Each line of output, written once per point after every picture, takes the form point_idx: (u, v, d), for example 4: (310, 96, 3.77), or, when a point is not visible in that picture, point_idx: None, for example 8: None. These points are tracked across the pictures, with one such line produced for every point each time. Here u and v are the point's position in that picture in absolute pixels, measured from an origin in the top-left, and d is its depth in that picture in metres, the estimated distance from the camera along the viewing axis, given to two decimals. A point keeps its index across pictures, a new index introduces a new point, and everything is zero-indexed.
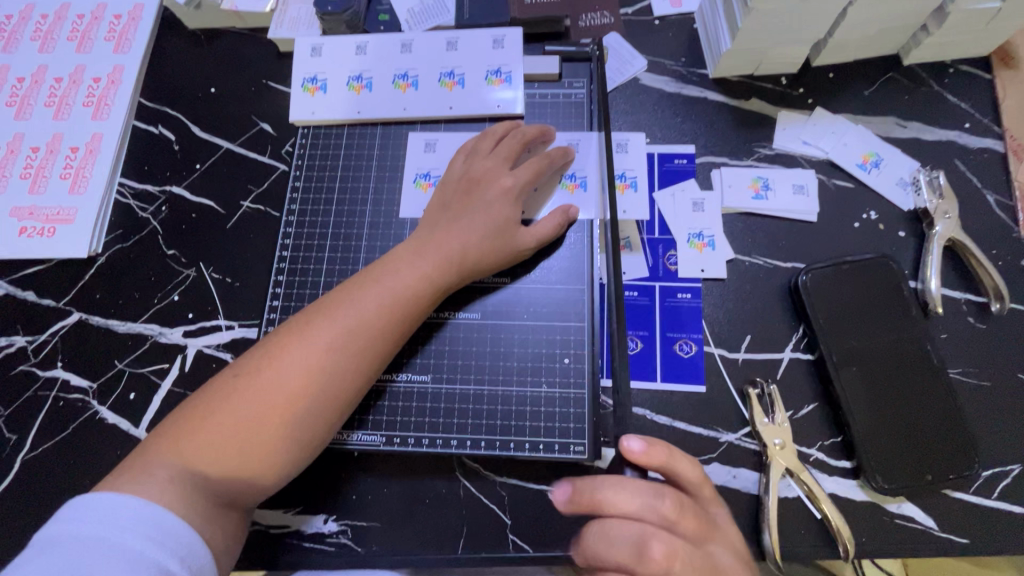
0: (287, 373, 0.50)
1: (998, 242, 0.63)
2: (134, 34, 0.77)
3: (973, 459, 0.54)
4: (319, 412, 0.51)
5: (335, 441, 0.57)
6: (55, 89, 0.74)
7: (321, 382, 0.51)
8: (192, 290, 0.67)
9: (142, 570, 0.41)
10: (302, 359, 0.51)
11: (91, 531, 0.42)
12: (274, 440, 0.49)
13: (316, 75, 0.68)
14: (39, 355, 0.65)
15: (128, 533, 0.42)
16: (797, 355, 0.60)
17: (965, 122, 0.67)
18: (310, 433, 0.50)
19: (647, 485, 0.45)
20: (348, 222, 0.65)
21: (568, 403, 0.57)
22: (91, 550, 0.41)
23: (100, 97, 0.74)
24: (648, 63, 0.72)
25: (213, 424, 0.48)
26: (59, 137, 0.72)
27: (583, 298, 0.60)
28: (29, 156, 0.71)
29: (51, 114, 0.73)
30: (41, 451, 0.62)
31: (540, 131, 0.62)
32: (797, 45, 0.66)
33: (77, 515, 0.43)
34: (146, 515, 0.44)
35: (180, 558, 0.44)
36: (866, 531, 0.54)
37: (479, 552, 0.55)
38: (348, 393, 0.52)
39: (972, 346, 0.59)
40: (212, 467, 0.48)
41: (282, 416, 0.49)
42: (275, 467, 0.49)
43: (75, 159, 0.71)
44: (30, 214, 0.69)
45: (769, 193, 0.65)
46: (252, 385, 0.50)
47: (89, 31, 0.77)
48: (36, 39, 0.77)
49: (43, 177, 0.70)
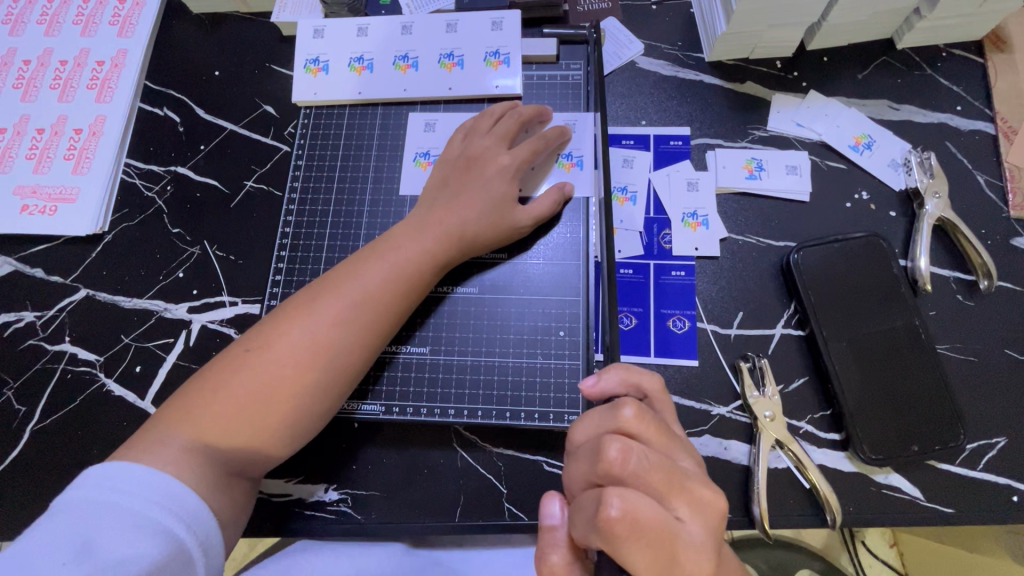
0: (294, 344, 0.51)
1: (987, 222, 0.64)
2: (138, 18, 0.78)
3: (959, 431, 0.55)
4: (326, 382, 0.52)
5: (340, 412, 0.58)
6: (61, 72, 0.75)
7: (329, 353, 0.52)
8: (196, 267, 0.68)
9: (151, 533, 0.42)
10: (309, 331, 0.52)
11: (101, 495, 0.43)
12: (283, 408, 0.50)
13: (318, 57, 0.69)
14: (47, 330, 0.67)
15: (137, 498, 0.43)
16: (788, 331, 0.61)
17: (956, 105, 0.68)
18: (317, 402, 0.52)
19: (607, 406, 0.45)
20: (349, 201, 0.66)
21: (563, 375, 0.58)
22: (100, 513, 0.42)
23: (103, 80, 0.75)
24: (645, 47, 0.73)
25: (223, 393, 0.50)
26: (64, 119, 0.73)
27: (579, 273, 0.62)
28: (34, 137, 0.72)
29: (56, 96, 0.74)
30: (50, 422, 0.63)
31: (537, 111, 0.63)
32: (791, 29, 0.67)
33: (87, 480, 0.44)
34: (155, 481, 0.45)
35: (186, 523, 0.45)
36: (853, 502, 0.56)
37: (475, 519, 0.56)
38: (353, 364, 0.53)
39: (960, 323, 0.60)
40: (223, 433, 0.49)
41: (290, 385, 0.51)
42: (282, 434, 0.51)
43: (78, 140, 0.72)
44: (33, 193, 0.70)
45: (762, 173, 0.66)
46: (260, 356, 0.51)
47: (94, 15, 0.78)
48: (42, 22, 0.78)
49: (47, 158, 0.72)
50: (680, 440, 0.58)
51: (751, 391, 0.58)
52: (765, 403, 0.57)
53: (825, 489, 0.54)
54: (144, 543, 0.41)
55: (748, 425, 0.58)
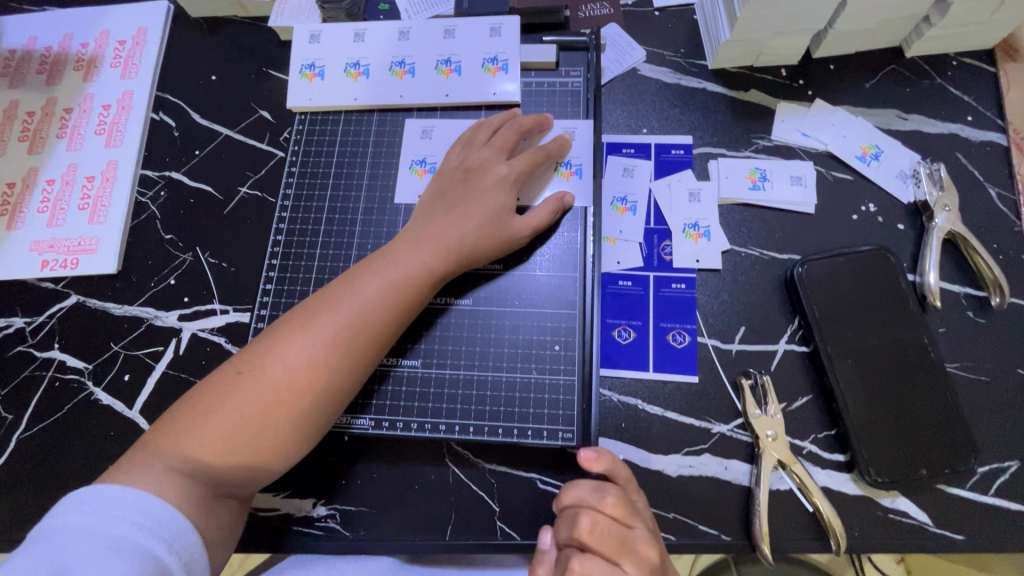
0: (289, 366, 0.50)
1: (999, 236, 0.62)
2: (140, 58, 0.77)
3: (969, 454, 0.53)
4: (323, 405, 0.51)
5: (337, 426, 0.58)
6: (67, 121, 0.74)
7: (323, 373, 0.51)
8: (188, 275, 0.67)
9: (131, 554, 0.41)
10: (305, 351, 0.51)
11: (82, 520, 0.42)
12: (281, 433, 0.49)
13: (314, 63, 0.68)
14: (37, 336, 0.66)
15: (119, 520, 0.43)
16: (791, 347, 0.59)
17: (967, 115, 0.67)
18: (314, 424, 0.51)
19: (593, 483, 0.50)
20: (343, 208, 0.65)
21: (559, 390, 0.57)
22: (80, 537, 0.41)
23: (111, 124, 0.73)
24: (647, 54, 0.72)
25: (217, 417, 0.48)
26: (74, 167, 0.71)
27: (576, 285, 0.60)
28: (45, 189, 0.71)
29: (64, 145, 0.73)
30: (36, 430, 0.62)
31: (537, 121, 0.62)
32: (796, 37, 0.65)
33: (70, 506, 0.43)
34: (140, 502, 0.44)
35: (168, 543, 0.44)
36: (859, 526, 0.54)
37: (467, 538, 0.55)
38: (350, 384, 0.52)
39: (972, 341, 0.58)
40: (216, 457, 0.48)
41: (288, 409, 0.49)
42: (270, 453, 0.49)
43: (92, 189, 0.70)
44: (51, 247, 0.68)
45: (766, 184, 0.65)
46: (254, 378, 0.50)
47: (95, 60, 0.77)
48: (43, 71, 0.76)
49: (61, 210, 0.70)
50: (678, 459, 0.56)
51: (753, 409, 0.56)
52: (768, 421, 0.55)
53: (829, 513, 0.52)
54: (123, 563, 0.40)
55: (749, 443, 0.56)
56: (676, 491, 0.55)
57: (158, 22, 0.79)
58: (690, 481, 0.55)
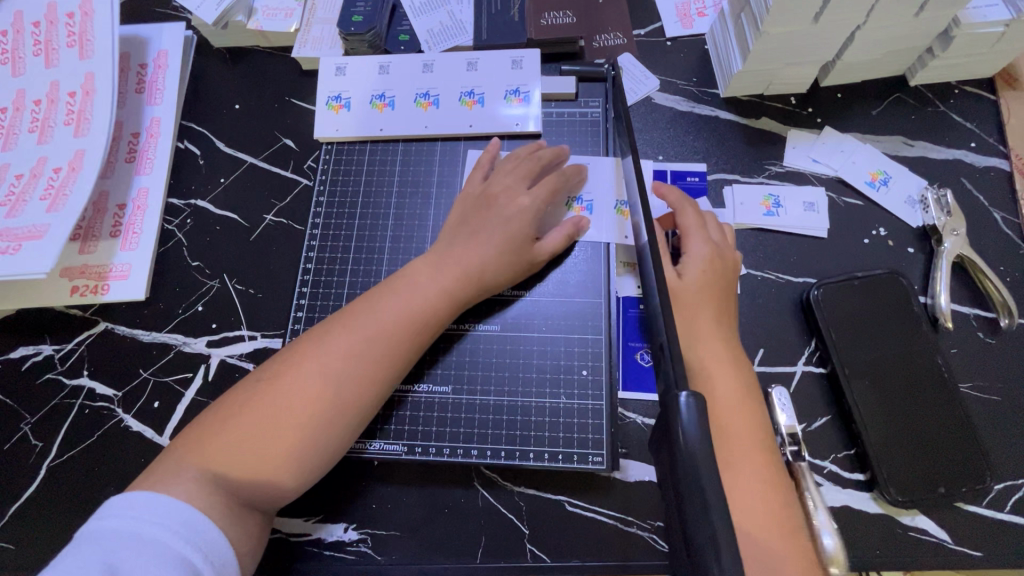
0: (304, 378, 0.51)
1: (1006, 259, 0.64)
2: (163, 83, 0.77)
3: (986, 472, 0.55)
4: (334, 419, 0.51)
5: (349, 451, 0.58)
6: (72, 105, 0.71)
7: (342, 391, 0.51)
8: (215, 301, 0.68)
9: (168, 563, 0.42)
10: (320, 365, 0.52)
11: (120, 524, 0.43)
12: (290, 443, 0.49)
13: (340, 94, 0.70)
14: (66, 363, 0.67)
15: (156, 527, 0.43)
16: (810, 368, 0.61)
17: (970, 142, 0.69)
18: (324, 439, 0.51)
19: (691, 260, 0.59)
20: (371, 236, 0.67)
21: (587, 415, 0.58)
22: (121, 542, 0.42)
23: (78, 112, 0.70)
24: (660, 83, 0.74)
25: (232, 425, 0.49)
26: (43, 160, 0.68)
27: (600, 311, 0.62)
28: (51, 177, 0.67)
29: (71, 131, 0.70)
30: (67, 458, 0.63)
31: (556, 153, 0.64)
32: (805, 68, 0.68)
33: (110, 510, 0.44)
34: (180, 513, 0.45)
35: (204, 553, 0.44)
36: (880, 543, 0.55)
37: (499, 561, 0.56)
38: (361, 401, 0.52)
39: (983, 361, 0.60)
40: (229, 467, 0.48)
41: (298, 420, 0.50)
42: (290, 471, 0.49)
43: (57, 179, 0.67)
44: (0, 235, 0.64)
45: (780, 210, 0.67)
46: (272, 389, 0.51)
47: (85, 32, 0.73)
48: (39, 52, 0.74)
49: (24, 201, 0.66)
50: None
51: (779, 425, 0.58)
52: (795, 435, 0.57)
53: None
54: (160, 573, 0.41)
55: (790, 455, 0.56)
56: None
57: (179, 46, 0.78)
58: None
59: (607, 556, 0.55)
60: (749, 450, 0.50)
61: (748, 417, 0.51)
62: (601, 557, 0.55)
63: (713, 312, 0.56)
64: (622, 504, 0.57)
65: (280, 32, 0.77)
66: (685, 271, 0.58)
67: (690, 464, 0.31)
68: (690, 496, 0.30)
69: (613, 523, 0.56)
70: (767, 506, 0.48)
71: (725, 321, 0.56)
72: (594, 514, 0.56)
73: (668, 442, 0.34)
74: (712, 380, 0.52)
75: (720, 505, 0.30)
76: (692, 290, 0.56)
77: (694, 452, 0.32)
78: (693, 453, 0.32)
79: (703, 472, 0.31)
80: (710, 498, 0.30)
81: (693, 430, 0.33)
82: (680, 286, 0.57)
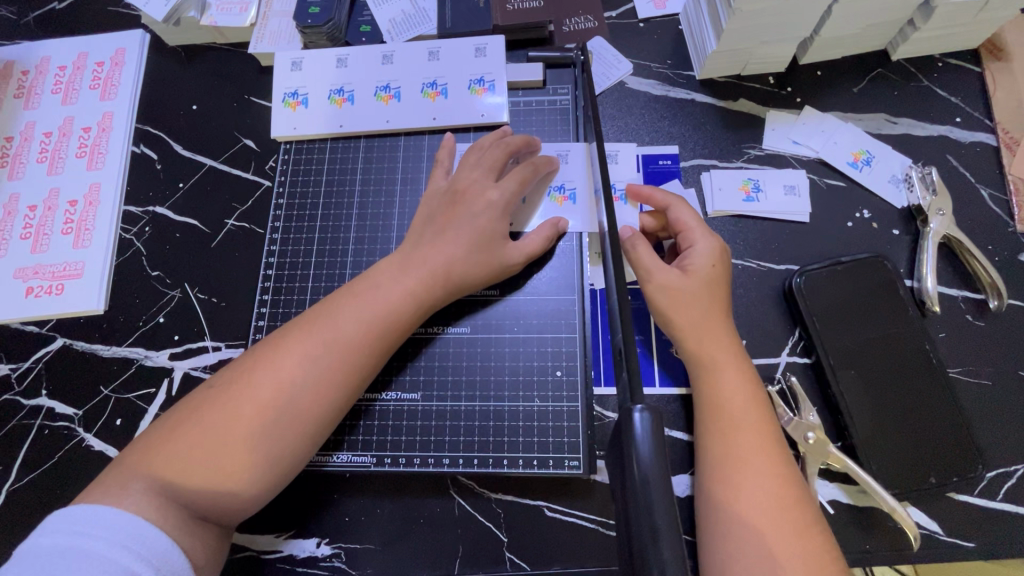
0: (260, 387, 0.49)
1: (994, 237, 0.62)
2: (119, 79, 0.75)
3: (977, 460, 0.53)
4: (290, 429, 0.49)
5: (313, 463, 0.56)
6: (46, 144, 0.72)
7: (297, 400, 0.49)
8: (177, 312, 0.66)
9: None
10: (276, 374, 0.49)
11: (64, 539, 0.41)
12: (244, 455, 0.47)
13: (297, 90, 0.67)
14: (23, 383, 0.64)
15: (102, 541, 0.41)
16: (793, 359, 0.59)
17: (955, 117, 0.67)
18: (277, 450, 0.48)
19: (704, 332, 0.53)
20: (333, 238, 0.64)
21: (562, 417, 0.56)
22: (65, 559, 0.40)
23: (54, 152, 0.72)
24: (633, 66, 0.71)
25: (183, 438, 0.47)
26: (56, 193, 0.70)
27: (574, 308, 0.60)
28: (27, 216, 0.69)
29: (45, 169, 0.71)
30: (27, 481, 0.60)
31: (525, 141, 0.61)
32: (782, 45, 0.65)
33: (53, 525, 0.42)
34: (128, 526, 0.43)
35: (154, 566, 0.42)
36: (871, 538, 0.53)
37: (476, 571, 0.54)
38: (320, 409, 0.50)
39: (972, 345, 0.58)
40: (181, 480, 0.46)
41: (252, 432, 0.48)
42: (245, 484, 0.47)
43: (35, 218, 0.69)
44: (36, 273, 0.67)
45: (760, 194, 0.64)
46: (225, 399, 0.49)
47: (72, 82, 0.75)
48: (20, 96, 0.75)
49: (44, 235, 0.68)
50: (687, 478, 0.55)
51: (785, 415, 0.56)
52: (805, 424, 0.55)
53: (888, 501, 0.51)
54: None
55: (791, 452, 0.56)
56: (685, 511, 0.54)
57: (136, 41, 0.77)
58: None
59: (590, 561, 0.53)
60: (756, 445, 0.48)
61: (758, 420, 0.50)
62: (583, 563, 0.53)
63: (715, 304, 0.54)
64: (602, 507, 0.55)
65: (235, 27, 0.74)
66: (689, 265, 0.55)
67: (641, 487, 0.30)
68: (638, 521, 0.30)
69: (593, 527, 0.54)
70: (774, 499, 0.46)
71: (727, 312, 0.55)
72: (574, 519, 0.54)
73: (621, 459, 0.32)
74: (719, 379, 0.51)
75: (672, 529, 0.29)
76: (696, 285, 0.54)
77: (647, 474, 0.31)
78: (644, 473, 0.31)
79: (654, 496, 0.30)
80: (659, 523, 0.29)
81: (646, 448, 0.31)
82: (683, 282, 0.54)
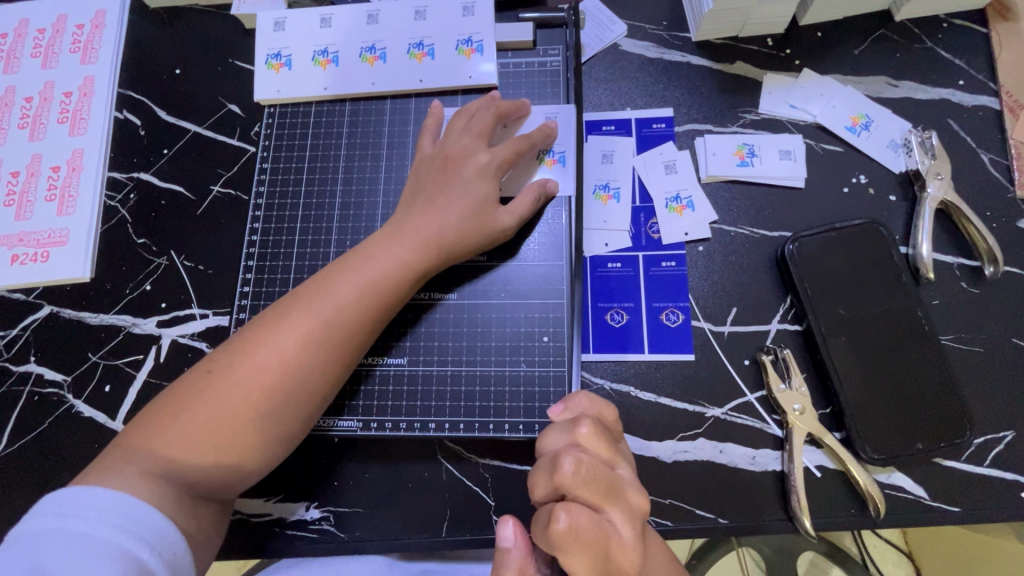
0: (253, 359, 0.48)
1: (992, 204, 0.61)
2: (99, 42, 0.74)
3: (965, 426, 0.53)
4: (282, 402, 0.49)
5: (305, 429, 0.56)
6: (27, 109, 0.71)
7: (291, 372, 0.49)
8: (164, 279, 0.65)
9: (109, 557, 0.40)
10: (267, 346, 0.49)
11: (55, 523, 0.41)
12: (234, 425, 0.47)
13: (280, 51, 0.65)
14: (11, 350, 0.64)
15: (94, 521, 0.41)
16: (784, 326, 0.58)
17: (959, 80, 0.65)
18: (268, 422, 0.48)
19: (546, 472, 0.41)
20: (319, 204, 0.63)
21: (548, 383, 0.56)
22: (55, 543, 0.40)
23: (35, 117, 0.70)
24: (628, 28, 0.69)
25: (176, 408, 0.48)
26: (39, 158, 0.69)
27: (562, 274, 0.59)
28: (10, 181, 0.68)
29: (26, 135, 0.70)
30: (17, 446, 0.61)
31: (515, 105, 0.59)
32: (780, 4, 0.63)
33: (42, 509, 0.42)
34: (119, 504, 0.43)
35: (150, 544, 0.42)
36: (856, 502, 0.53)
37: (463, 533, 0.54)
38: (314, 382, 0.50)
39: (965, 312, 0.57)
40: (170, 449, 0.46)
41: (242, 403, 0.48)
42: (237, 456, 0.48)
43: (17, 184, 0.68)
44: (20, 241, 0.66)
45: (755, 159, 0.63)
46: (216, 370, 0.48)
47: (52, 45, 0.73)
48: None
49: (28, 202, 0.67)
50: (674, 444, 0.55)
51: (776, 384, 0.55)
52: (794, 396, 0.55)
53: (866, 482, 0.52)
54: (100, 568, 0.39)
55: (775, 419, 0.56)
56: (672, 476, 0.55)
57: (116, 4, 0.75)
58: (686, 466, 0.55)
59: None
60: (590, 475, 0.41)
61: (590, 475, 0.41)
62: None
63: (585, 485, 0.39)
64: None
65: None
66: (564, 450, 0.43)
67: None
68: None
69: None
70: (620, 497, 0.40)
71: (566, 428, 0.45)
72: None
73: None
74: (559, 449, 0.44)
75: None
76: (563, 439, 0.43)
77: None
78: None
79: None
80: None
81: None
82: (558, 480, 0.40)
